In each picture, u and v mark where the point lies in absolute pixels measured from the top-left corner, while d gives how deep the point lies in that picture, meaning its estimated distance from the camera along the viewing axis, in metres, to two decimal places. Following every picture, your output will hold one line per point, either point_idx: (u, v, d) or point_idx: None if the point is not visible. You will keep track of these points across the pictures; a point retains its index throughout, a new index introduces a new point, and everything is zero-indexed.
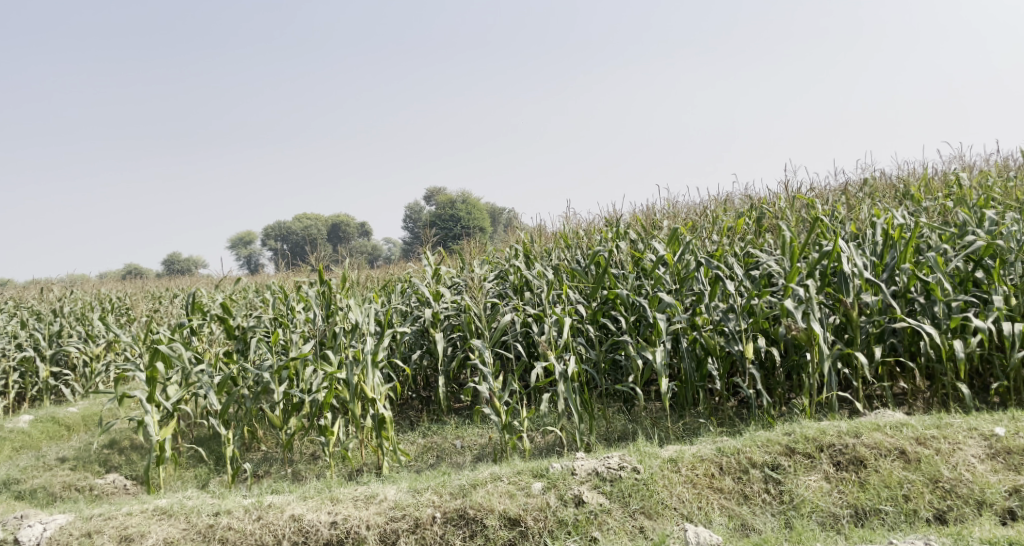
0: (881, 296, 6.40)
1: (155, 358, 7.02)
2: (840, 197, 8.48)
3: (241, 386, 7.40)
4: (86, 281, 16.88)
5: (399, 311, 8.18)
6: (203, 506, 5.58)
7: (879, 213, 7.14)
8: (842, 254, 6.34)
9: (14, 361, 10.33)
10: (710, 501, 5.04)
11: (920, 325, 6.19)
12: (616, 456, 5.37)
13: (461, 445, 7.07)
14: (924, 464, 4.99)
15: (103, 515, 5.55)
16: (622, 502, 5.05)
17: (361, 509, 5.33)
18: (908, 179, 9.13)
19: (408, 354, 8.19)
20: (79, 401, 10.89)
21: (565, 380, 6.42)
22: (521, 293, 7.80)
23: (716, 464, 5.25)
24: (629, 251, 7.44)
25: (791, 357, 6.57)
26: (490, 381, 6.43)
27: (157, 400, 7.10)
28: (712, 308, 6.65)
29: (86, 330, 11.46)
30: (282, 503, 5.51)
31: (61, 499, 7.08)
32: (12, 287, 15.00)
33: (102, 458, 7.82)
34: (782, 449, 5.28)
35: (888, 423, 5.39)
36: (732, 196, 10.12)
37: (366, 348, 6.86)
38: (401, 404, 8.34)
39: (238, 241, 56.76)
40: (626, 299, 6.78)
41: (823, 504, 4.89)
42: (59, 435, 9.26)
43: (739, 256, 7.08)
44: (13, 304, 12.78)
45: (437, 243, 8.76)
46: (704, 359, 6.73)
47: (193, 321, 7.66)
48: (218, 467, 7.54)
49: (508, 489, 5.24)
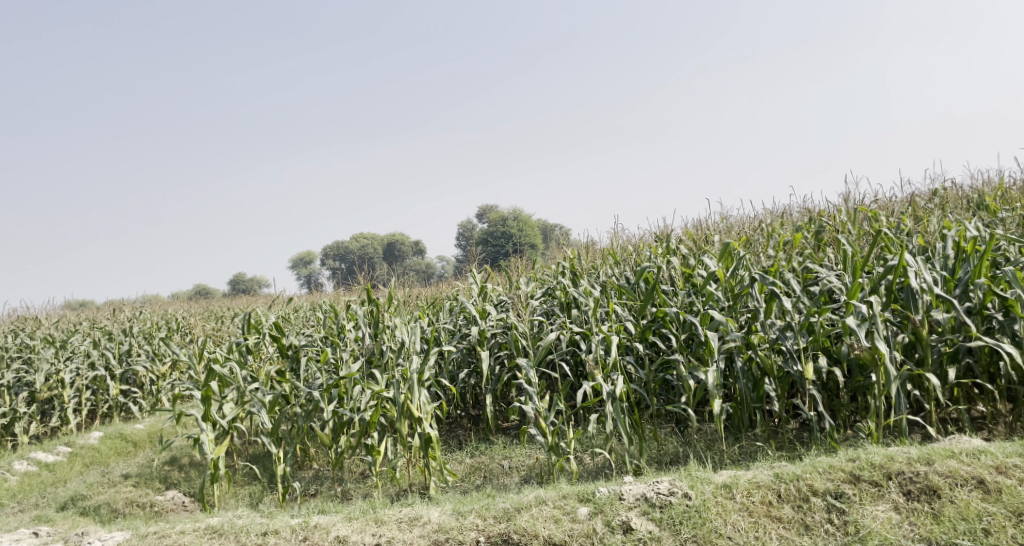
0: (953, 313, 5.99)
1: (209, 376, 6.99)
2: (906, 209, 8.05)
3: (293, 405, 7.34)
4: (156, 302, 17.43)
5: (446, 329, 8.08)
6: (251, 525, 5.55)
7: (949, 225, 6.71)
8: (909, 268, 5.98)
9: (86, 379, 10.59)
10: (768, 531, 4.72)
11: (999, 344, 5.76)
12: (666, 481, 5.13)
13: (508, 465, 6.91)
14: (1005, 496, 4.60)
15: (157, 533, 5.57)
16: (673, 530, 4.80)
17: (405, 531, 5.21)
18: (981, 189, 8.62)
19: (456, 373, 8.07)
20: (145, 418, 11.11)
21: (614, 401, 6.18)
22: (569, 311, 7.62)
23: (774, 491, 4.95)
24: (680, 267, 7.19)
25: (854, 377, 6.21)
26: (536, 402, 6.25)
27: (212, 418, 7.06)
28: (768, 326, 6.35)
29: (153, 348, 11.71)
30: (328, 524, 5.44)
31: (123, 515, 7.16)
32: (87, 308, 15.54)
33: (162, 474, 7.93)
34: (845, 476, 4.94)
35: (964, 449, 4.99)
36: (789, 209, 9.75)
37: (412, 367, 6.74)
38: (451, 423, 8.21)
39: (299, 261, 58.00)
40: (676, 317, 6.54)
41: (893, 536, 4.53)
42: (126, 451, 9.43)
43: (796, 271, 6.76)
44: (87, 324, 13.20)
45: (485, 260, 8.64)
46: (760, 380, 6.44)
47: (249, 340, 7.62)
48: (271, 484, 7.51)
49: (554, 514, 5.04)
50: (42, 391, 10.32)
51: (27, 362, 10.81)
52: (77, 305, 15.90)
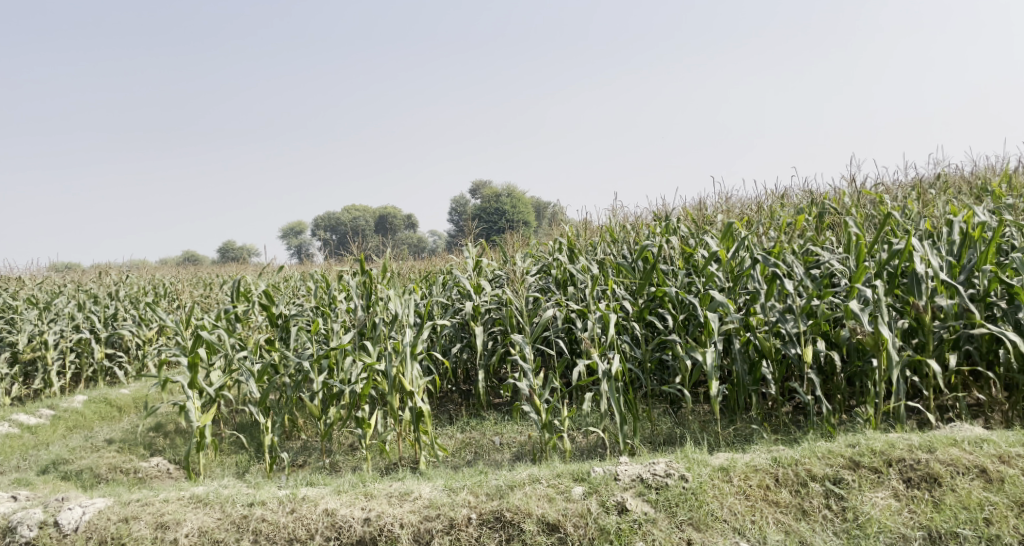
0: (958, 300, 5.90)
1: (197, 343, 6.81)
2: (910, 194, 7.94)
3: (281, 375, 7.19)
4: (144, 266, 17.23)
5: (439, 303, 7.94)
6: (238, 496, 5.43)
7: (956, 211, 6.61)
8: (915, 254, 5.87)
9: (70, 341, 10.40)
10: (764, 515, 4.66)
11: (1003, 332, 5.69)
12: (662, 462, 5.04)
13: (500, 441, 6.82)
14: (1008, 486, 4.54)
15: (140, 501, 5.45)
16: (669, 512, 4.72)
17: (396, 506, 5.12)
18: (985, 176, 8.52)
19: (448, 347, 7.95)
20: (131, 384, 10.95)
21: (610, 379, 6.07)
22: (565, 287, 7.50)
23: (771, 475, 4.88)
24: (679, 246, 7.05)
25: (854, 362, 6.13)
26: (531, 378, 6.13)
27: (198, 386, 6.89)
28: (768, 308, 6.24)
29: (140, 313, 11.51)
30: (316, 496, 5.33)
31: (106, 480, 7.03)
32: (72, 270, 15.30)
33: (147, 441, 7.80)
34: (845, 462, 4.87)
35: (966, 437, 4.93)
36: (790, 191, 9.63)
37: (405, 340, 6.60)
38: (441, 398, 8.10)
39: (290, 231, 57.66)
40: (676, 296, 6.41)
41: (893, 524, 4.47)
42: (111, 416, 9.29)
43: (798, 254, 6.64)
44: (72, 285, 12.98)
45: (480, 234, 8.46)
46: (757, 362, 6.35)
47: (237, 307, 7.42)
48: (258, 454, 7.39)
49: (547, 493, 4.95)
50: (25, 353, 10.13)
51: (10, 323, 10.61)
52: (63, 267, 15.66)
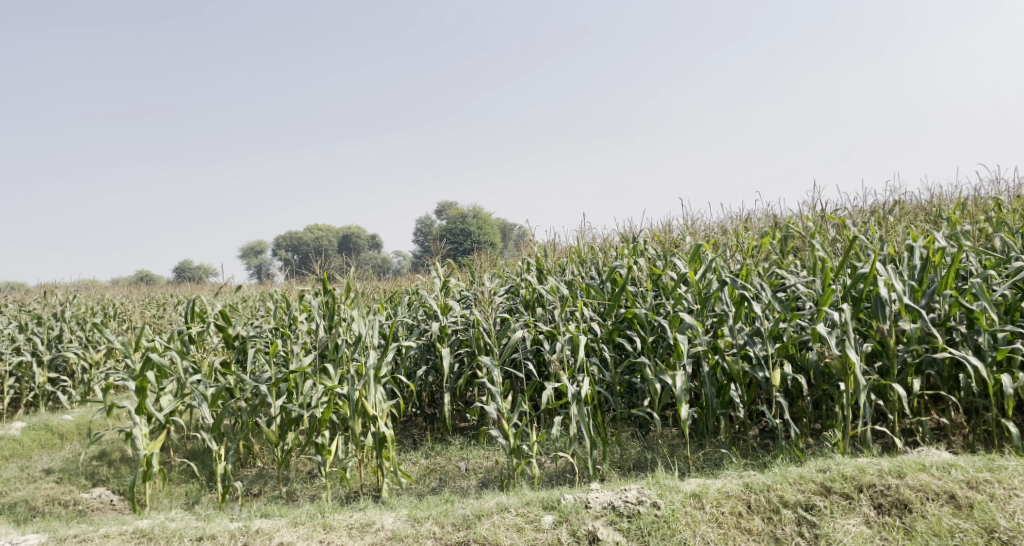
0: (920, 324, 5.96)
1: (146, 367, 6.49)
2: (870, 218, 8.09)
3: (237, 399, 6.93)
4: (94, 285, 16.69)
5: (405, 324, 7.79)
6: (187, 529, 5.17)
7: (917, 236, 6.70)
8: (879, 277, 5.91)
9: (10, 366, 9.92)
10: (737, 544, 4.59)
11: (964, 357, 5.74)
12: (634, 489, 4.95)
13: (466, 468, 6.67)
14: (976, 511, 4.56)
15: (79, 537, 5.14)
16: (641, 541, 4.63)
17: (356, 538, 4.92)
18: (941, 203, 8.72)
19: (413, 370, 7.79)
20: (75, 409, 10.48)
21: (579, 403, 5.96)
22: (533, 309, 7.42)
23: (743, 501, 4.82)
24: (648, 268, 7.01)
25: (820, 386, 6.14)
26: (499, 402, 5.98)
27: (147, 411, 6.57)
28: (736, 331, 6.23)
29: (87, 335, 11.06)
30: (271, 529, 5.11)
31: (41, 513, 6.66)
32: (15, 290, 14.70)
33: (89, 471, 7.43)
34: (816, 487, 4.84)
35: (934, 462, 4.94)
36: (754, 215, 9.75)
37: (368, 362, 6.41)
38: (406, 421, 7.91)
39: (249, 250, 56.75)
40: (645, 318, 6.35)
41: None
42: (52, 444, 8.86)
43: (764, 277, 6.66)
44: (14, 306, 12.45)
45: (447, 254, 8.32)
46: (725, 386, 6.32)
47: (193, 329, 7.12)
48: (210, 483, 7.10)
49: (516, 522, 4.82)
50: None
51: None
52: (7, 286, 15.08)
